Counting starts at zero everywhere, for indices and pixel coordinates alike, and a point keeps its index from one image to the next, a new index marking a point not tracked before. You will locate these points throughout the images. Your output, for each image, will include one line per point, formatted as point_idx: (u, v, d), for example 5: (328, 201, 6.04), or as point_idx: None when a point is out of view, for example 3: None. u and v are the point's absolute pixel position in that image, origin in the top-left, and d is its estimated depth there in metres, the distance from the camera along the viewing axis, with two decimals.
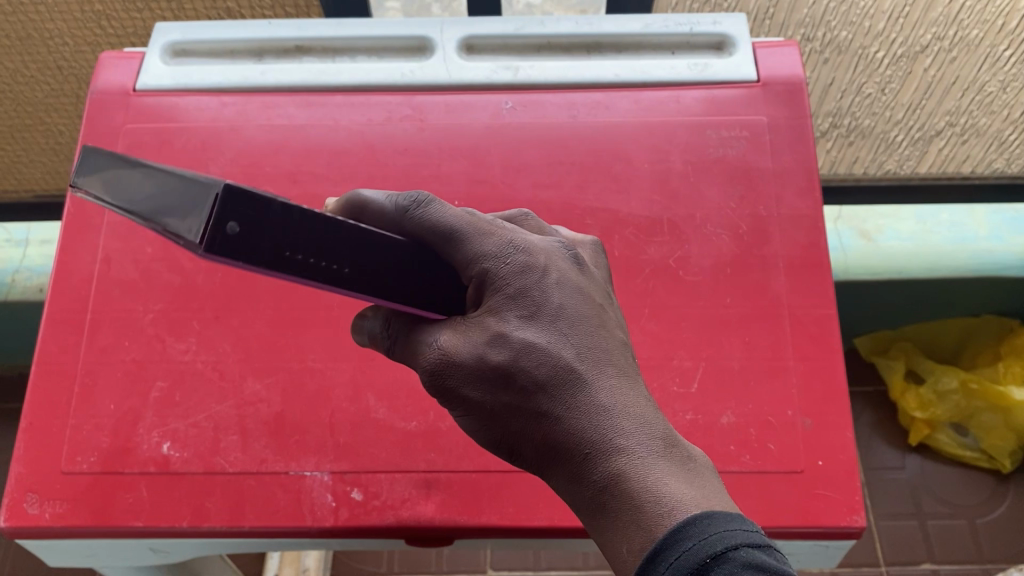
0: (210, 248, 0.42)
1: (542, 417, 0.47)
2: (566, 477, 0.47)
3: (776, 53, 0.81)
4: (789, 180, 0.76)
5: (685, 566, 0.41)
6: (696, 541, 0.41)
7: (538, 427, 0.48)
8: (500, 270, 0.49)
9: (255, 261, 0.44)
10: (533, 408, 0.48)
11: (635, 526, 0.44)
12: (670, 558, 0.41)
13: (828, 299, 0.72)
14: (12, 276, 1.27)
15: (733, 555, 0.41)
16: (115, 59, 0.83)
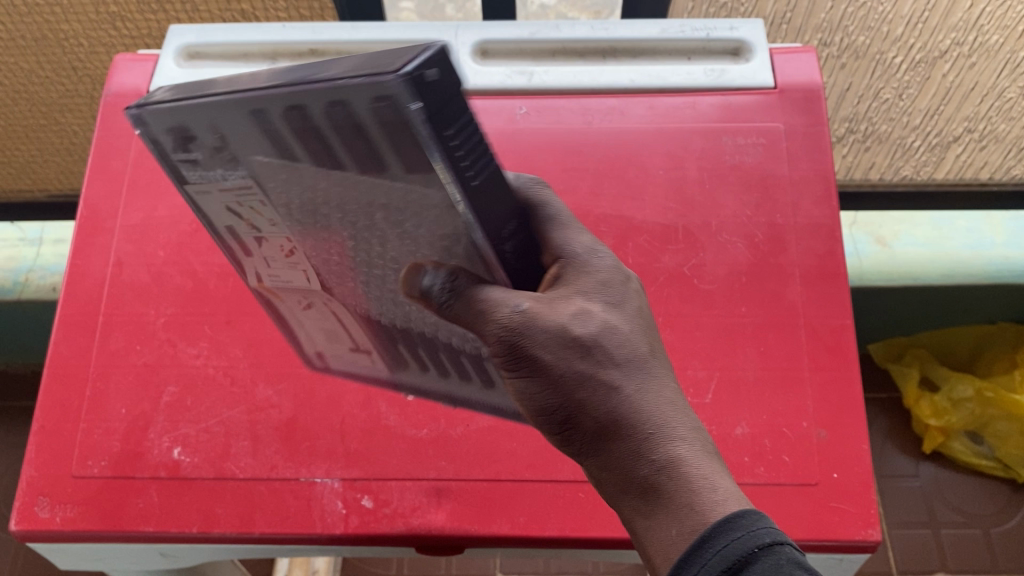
0: (403, 75, 0.37)
1: (615, 392, 0.48)
2: (624, 452, 0.48)
3: (793, 59, 0.80)
4: (806, 188, 0.75)
5: (730, 557, 0.42)
6: (742, 534, 0.43)
7: (609, 399, 0.48)
8: (592, 263, 0.52)
9: (424, 118, 0.38)
10: (607, 382, 0.48)
11: (696, 508, 0.46)
12: (720, 544, 0.43)
13: (846, 309, 0.71)
14: (26, 275, 1.28)
15: (781, 549, 0.42)
16: (129, 61, 0.84)
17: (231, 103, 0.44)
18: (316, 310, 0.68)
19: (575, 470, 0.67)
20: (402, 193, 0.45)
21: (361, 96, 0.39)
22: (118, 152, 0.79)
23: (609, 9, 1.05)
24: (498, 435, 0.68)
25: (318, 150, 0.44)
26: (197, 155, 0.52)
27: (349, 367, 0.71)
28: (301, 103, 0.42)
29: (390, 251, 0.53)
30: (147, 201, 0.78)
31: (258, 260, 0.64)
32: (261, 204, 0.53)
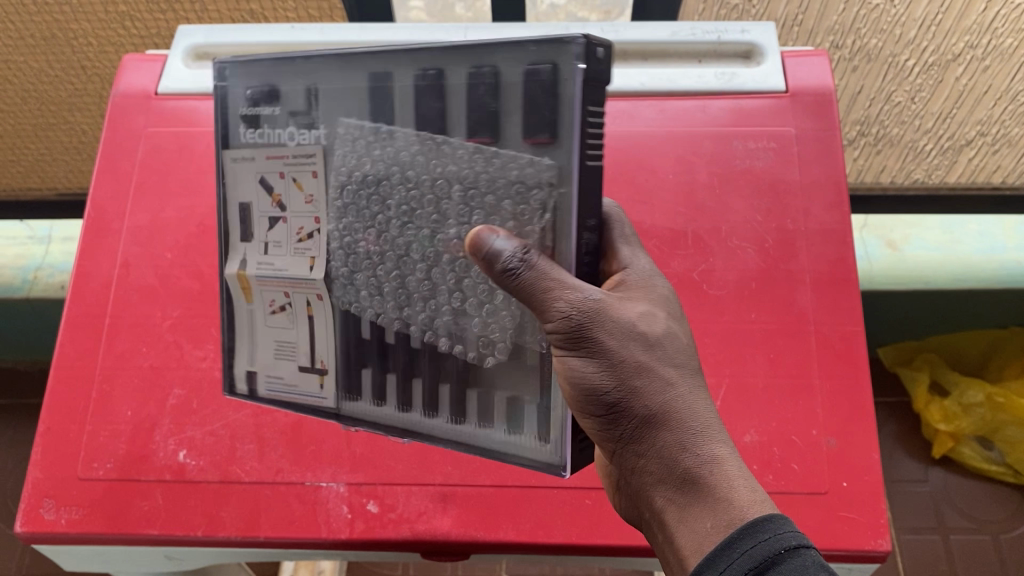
0: (588, 38, 0.45)
1: (671, 387, 0.49)
2: (669, 444, 0.49)
3: (805, 62, 0.79)
4: (817, 193, 0.74)
5: (757, 560, 0.43)
6: (769, 538, 0.43)
7: (665, 392, 0.49)
8: (654, 286, 0.55)
9: (586, 74, 0.46)
10: (664, 378, 0.49)
11: (737, 505, 0.46)
12: (748, 544, 0.43)
13: (857, 316, 0.70)
14: (35, 273, 1.29)
15: (806, 552, 0.43)
16: (137, 62, 0.83)
17: (359, 68, 0.58)
18: (287, 316, 0.65)
19: (582, 477, 0.66)
20: (480, 169, 0.54)
21: (517, 65, 0.50)
22: (126, 152, 0.79)
23: (619, 11, 1.05)
24: None
25: (429, 113, 0.56)
26: (278, 114, 0.62)
27: (278, 389, 0.66)
28: (441, 66, 0.54)
29: (422, 237, 0.59)
30: (153, 202, 0.77)
31: (257, 245, 0.65)
32: (311, 175, 0.61)
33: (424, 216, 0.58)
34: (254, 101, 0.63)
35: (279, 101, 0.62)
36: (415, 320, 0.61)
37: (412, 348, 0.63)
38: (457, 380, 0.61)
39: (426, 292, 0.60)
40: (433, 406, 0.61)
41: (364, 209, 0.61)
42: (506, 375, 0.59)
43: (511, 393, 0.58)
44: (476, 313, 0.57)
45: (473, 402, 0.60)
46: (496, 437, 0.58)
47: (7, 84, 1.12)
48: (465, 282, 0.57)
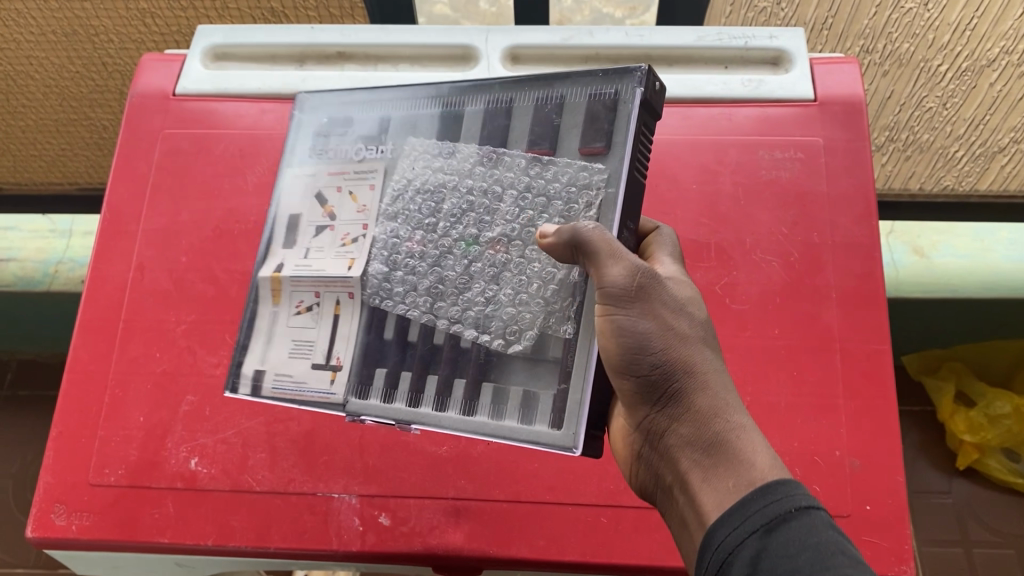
0: (652, 67, 0.55)
1: (706, 361, 0.52)
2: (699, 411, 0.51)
3: (835, 70, 0.77)
4: (845, 206, 0.72)
5: (768, 521, 0.45)
6: (779, 499, 0.45)
7: (701, 363, 0.52)
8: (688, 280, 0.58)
9: (646, 94, 0.55)
10: (700, 353, 0.52)
11: (757, 468, 0.48)
12: (759, 506, 0.46)
13: (884, 334, 0.68)
14: (55, 266, 1.28)
15: (815, 513, 0.45)
16: (156, 62, 0.82)
17: (432, 99, 0.67)
18: (311, 315, 0.65)
19: (598, 495, 0.65)
20: (533, 180, 0.61)
21: (583, 89, 0.59)
22: (143, 154, 0.79)
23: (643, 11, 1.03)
24: (518, 454, 0.66)
25: (495, 130, 0.64)
26: (348, 137, 0.69)
27: (285, 388, 0.64)
28: (513, 95, 0.63)
29: (467, 240, 0.64)
30: (169, 205, 0.77)
31: (298, 251, 0.67)
32: (368, 188, 0.67)
33: (473, 217, 0.64)
34: (324, 131, 0.70)
35: (353, 126, 0.69)
36: (444, 314, 0.63)
37: (432, 343, 0.63)
38: (474, 373, 0.60)
39: (461, 284, 0.63)
40: (444, 400, 0.60)
41: (417, 215, 0.66)
42: (526, 368, 0.58)
43: (528, 386, 0.58)
44: (507, 304, 0.60)
45: (487, 393, 0.59)
46: (508, 425, 0.57)
47: (29, 80, 1.12)
48: (501, 276, 0.62)
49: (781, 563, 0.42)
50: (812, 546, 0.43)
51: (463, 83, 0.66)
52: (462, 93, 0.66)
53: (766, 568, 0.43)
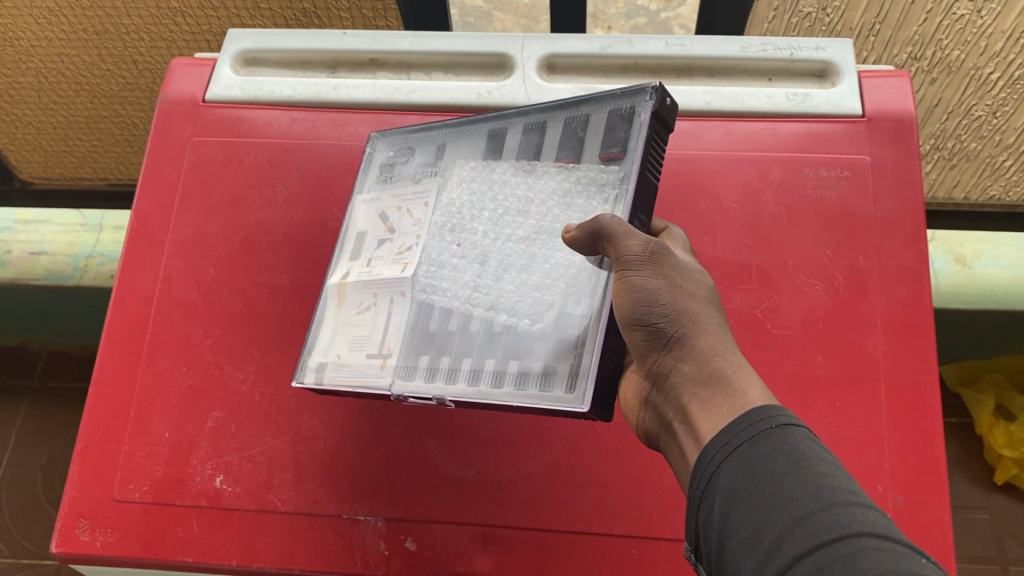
0: (661, 85, 0.56)
1: (711, 315, 0.52)
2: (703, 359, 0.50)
3: (885, 84, 0.74)
4: (893, 229, 0.69)
5: (743, 435, 0.44)
6: (756, 416, 0.45)
7: (706, 314, 0.52)
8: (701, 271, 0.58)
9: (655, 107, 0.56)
10: (706, 312, 0.52)
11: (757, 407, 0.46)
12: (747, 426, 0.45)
13: (931, 364, 0.65)
14: (85, 261, 1.25)
15: (797, 430, 0.44)
16: (186, 66, 0.81)
17: (481, 126, 0.68)
18: (369, 314, 0.64)
19: (629, 525, 0.63)
20: (561, 183, 0.61)
21: (604, 105, 0.61)
22: (172, 162, 0.78)
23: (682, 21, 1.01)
24: (548, 481, 0.65)
25: (529, 146, 0.65)
26: (410, 163, 0.70)
27: (342, 377, 0.62)
28: (545, 119, 0.64)
29: (503, 239, 0.63)
30: (197, 215, 0.76)
31: (360, 262, 0.67)
32: (423, 205, 0.67)
33: (509, 218, 0.63)
34: (390, 162, 0.71)
35: (413, 154, 0.70)
36: (479, 300, 0.61)
37: (469, 330, 0.61)
38: (503, 352, 0.58)
39: (496, 276, 0.62)
40: (475, 377, 0.58)
41: (453, 222, 0.65)
42: (549, 346, 0.56)
43: (549, 360, 0.56)
44: (537, 288, 0.59)
45: (514, 370, 0.57)
46: (528, 393, 0.55)
47: (60, 77, 1.11)
48: (531, 266, 0.61)
49: (760, 473, 0.42)
50: (782, 455, 0.43)
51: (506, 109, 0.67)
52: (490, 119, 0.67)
53: (745, 478, 0.43)
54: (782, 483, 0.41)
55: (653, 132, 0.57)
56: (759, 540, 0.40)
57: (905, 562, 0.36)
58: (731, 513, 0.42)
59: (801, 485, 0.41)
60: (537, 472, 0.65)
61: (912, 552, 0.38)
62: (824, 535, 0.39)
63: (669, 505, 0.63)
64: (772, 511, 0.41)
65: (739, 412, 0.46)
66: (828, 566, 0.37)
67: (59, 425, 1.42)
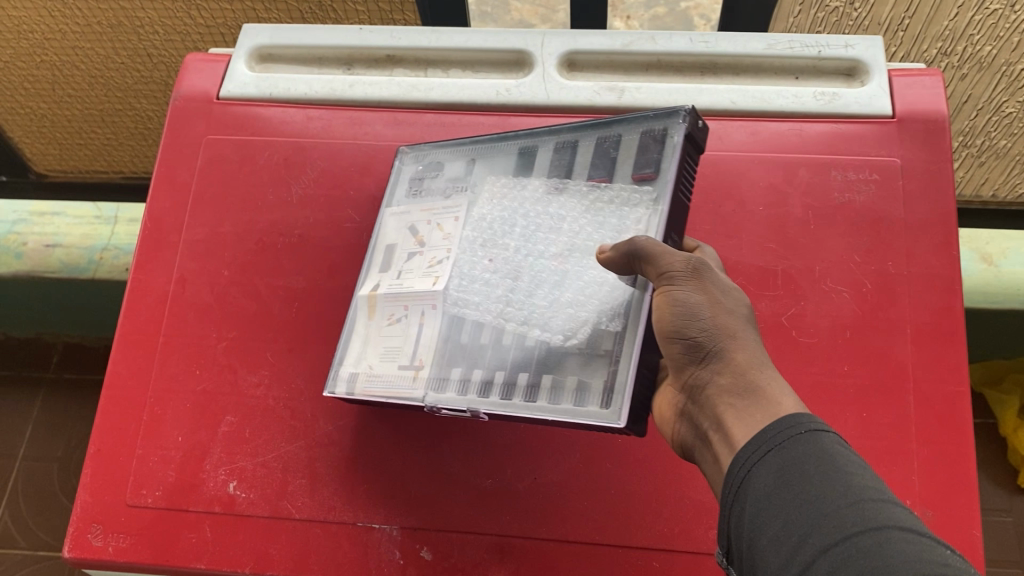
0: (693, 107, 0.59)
1: (751, 332, 0.50)
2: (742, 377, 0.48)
3: (916, 83, 0.72)
4: (923, 233, 0.67)
5: (767, 436, 0.44)
6: (787, 422, 0.44)
7: (746, 331, 0.50)
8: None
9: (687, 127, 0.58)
10: (745, 329, 0.50)
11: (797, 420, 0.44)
12: (780, 434, 0.44)
13: (962, 375, 0.63)
14: (100, 253, 1.25)
15: (829, 433, 0.44)
16: (200, 62, 0.80)
17: (510, 143, 0.68)
18: (401, 326, 0.63)
19: (649, 537, 0.62)
20: (594, 201, 0.62)
21: (636, 126, 0.62)
22: (187, 161, 0.77)
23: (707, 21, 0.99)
24: (568, 492, 0.64)
25: (560, 164, 0.65)
26: (439, 178, 0.70)
27: (374, 388, 0.61)
28: (575, 139, 0.66)
29: (536, 255, 0.63)
30: (211, 215, 0.74)
31: (390, 275, 0.66)
32: (453, 219, 0.66)
33: (542, 235, 0.63)
34: (419, 175, 0.71)
35: (442, 168, 0.70)
36: (511, 314, 0.61)
37: (501, 344, 0.60)
38: (537, 366, 0.58)
39: (528, 291, 0.61)
40: (508, 391, 0.58)
41: (485, 236, 0.65)
42: (582, 362, 0.57)
43: (582, 376, 0.56)
44: (569, 304, 0.59)
45: (547, 385, 0.57)
46: (562, 408, 0.55)
47: (75, 70, 1.10)
48: (564, 282, 0.61)
49: (791, 474, 0.42)
50: (805, 453, 0.42)
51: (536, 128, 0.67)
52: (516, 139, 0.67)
53: (775, 478, 0.42)
54: (808, 480, 0.41)
55: (686, 154, 0.59)
56: (787, 536, 0.40)
57: (933, 556, 0.37)
58: (760, 512, 0.42)
59: (826, 480, 0.41)
60: (557, 482, 0.64)
61: (936, 544, 0.38)
62: (853, 529, 0.39)
63: (691, 517, 0.62)
64: (798, 505, 0.41)
65: (774, 420, 0.45)
66: (860, 560, 0.37)
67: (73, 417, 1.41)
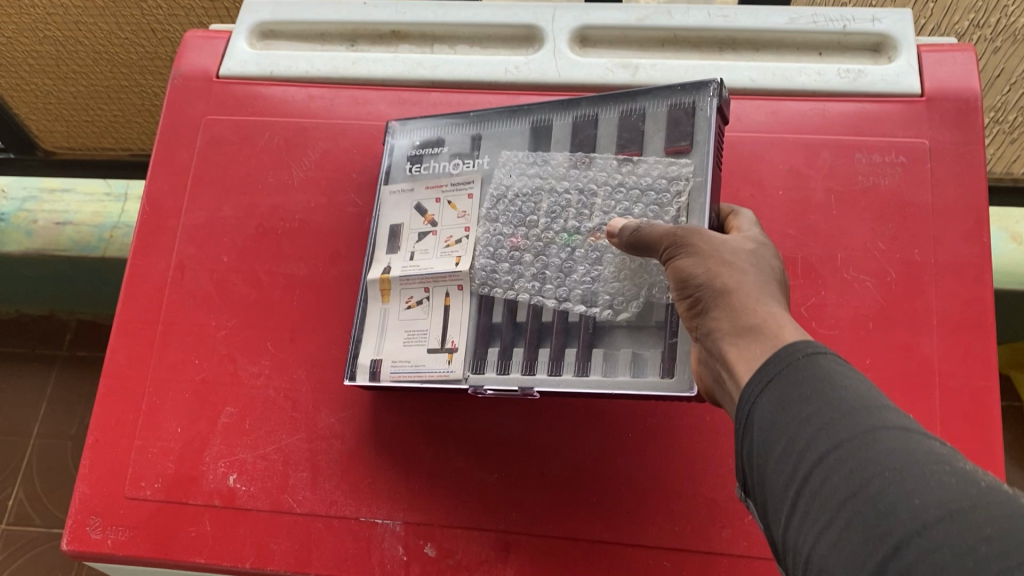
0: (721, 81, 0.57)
1: (759, 273, 0.47)
2: (740, 319, 0.45)
3: (947, 60, 0.68)
4: (952, 219, 0.64)
5: (766, 367, 0.42)
6: (784, 350, 0.41)
7: (751, 272, 0.47)
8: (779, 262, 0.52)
9: (719, 102, 0.57)
10: (747, 270, 0.47)
11: (793, 355, 0.41)
12: (778, 371, 0.41)
13: (992, 368, 0.60)
14: (110, 232, 1.26)
15: (826, 353, 0.41)
16: (200, 40, 0.78)
17: (521, 116, 0.65)
18: (423, 309, 0.61)
19: (661, 536, 0.59)
20: (623, 177, 0.60)
21: (661, 99, 0.60)
22: (185, 143, 0.74)
23: None
24: (575, 484, 0.62)
25: (579, 138, 0.63)
26: (441, 154, 0.66)
27: (403, 373, 0.59)
28: (597, 111, 0.63)
29: (568, 231, 0.61)
30: (211, 199, 0.72)
31: (402, 255, 0.63)
32: (467, 196, 0.64)
33: (573, 211, 0.62)
34: (418, 151, 0.67)
35: (444, 144, 0.66)
36: (548, 291, 0.60)
37: (542, 321, 0.59)
38: (585, 341, 0.58)
39: (565, 268, 0.60)
40: (556, 366, 0.58)
41: (510, 215, 0.63)
42: (632, 334, 0.57)
43: (635, 347, 0.56)
44: (613, 277, 0.58)
45: (598, 359, 0.57)
46: (621, 380, 0.55)
47: (79, 46, 1.07)
48: (603, 257, 0.59)
49: (788, 398, 0.40)
50: (800, 376, 0.40)
51: (549, 102, 0.65)
52: (534, 113, 0.65)
53: (774, 407, 0.40)
54: (806, 402, 0.39)
55: (718, 125, 0.57)
56: (789, 455, 0.38)
57: (918, 449, 0.35)
58: (766, 441, 0.40)
59: (818, 396, 0.39)
60: (563, 477, 0.62)
61: (924, 436, 0.36)
62: (841, 438, 0.37)
63: (704, 516, 0.59)
64: (793, 425, 0.39)
65: (771, 352, 0.42)
66: (848, 468, 0.36)
67: (72, 394, 1.36)
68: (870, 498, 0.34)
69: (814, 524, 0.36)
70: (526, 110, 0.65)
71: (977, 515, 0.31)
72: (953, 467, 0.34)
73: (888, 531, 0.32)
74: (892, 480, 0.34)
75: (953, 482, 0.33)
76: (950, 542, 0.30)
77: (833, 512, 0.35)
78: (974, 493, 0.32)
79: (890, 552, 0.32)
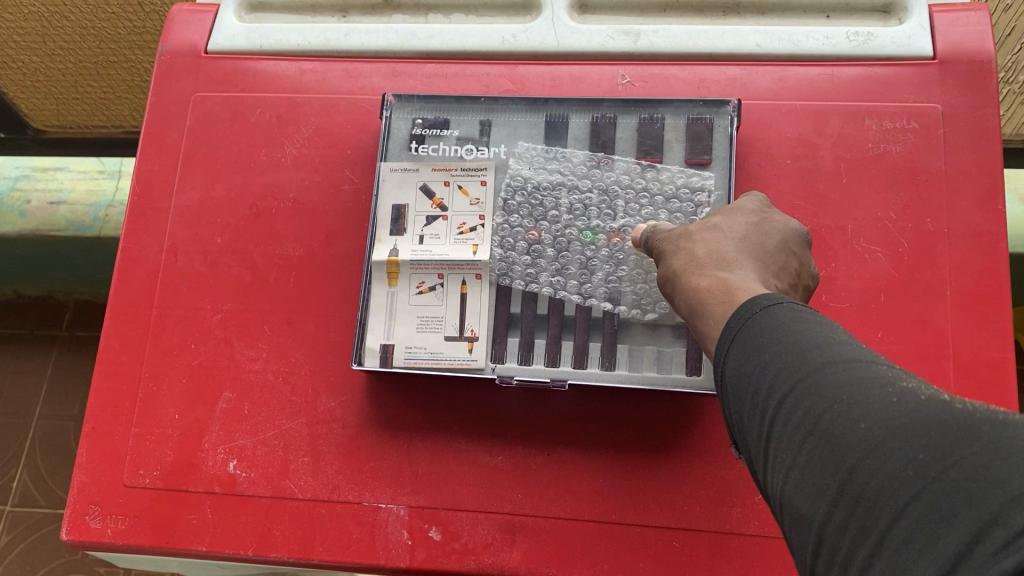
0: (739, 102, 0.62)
1: (713, 242, 0.46)
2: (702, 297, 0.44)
3: (959, 20, 0.66)
4: (966, 187, 0.62)
5: (728, 326, 0.40)
6: (742, 309, 0.40)
7: (699, 247, 0.47)
8: (772, 212, 0.49)
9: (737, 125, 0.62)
10: (703, 246, 0.47)
11: (752, 315, 0.39)
12: (735, 330, 0.39)
13: (1006, 340, 0.58)
14: (105, 211, 1.25)
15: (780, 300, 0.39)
16: (186, 14, 0.75)
17: (539, 109, 0.64)
18: (436, 295, 0.61)
19: (670, 515, 0.58)
20: (647, 183, 0.62)
21: (681, 111, 0.63)
22: (174, 121, 0.72)
23: None
24: (581, 464, 0.60)
25: (599, 138, 0.63)
26: (448, 136, 0.64)
27: (420, 360, 0.59)
28: (617, 115, 0.64)
29: (587, 229, 0.62)
30: (202, 179, 0.70)
31: (408, 239, 0.62)
32: (479, 183, 0.63)
33: (595, 211, 0.62)
34: (421, 129, 0.65)
35: (451, 126, 0.64)
36: (570, 287, 0.61)
37: (565, 315, 0.60)
38: (609, 337, 0.59)
39: (587, 266, 0.61)
40: (580, 358, 0.59)
41: (528, 208, 0.63)
42: (654, 333, 0.59)
43: (658, 346, 0.59)
44: (640, 279, 0.60)
45: (623, 355, 0.59)
46: (648, 377, 0.58)
47: (65, 20, 1.03)
48: (624, 258, 0.61)
49: (747, 349, 0.38)
50: (758, 327, 0.38)
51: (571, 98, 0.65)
52: (557, 111, 0.64)
53: (738, 362, 0.38)
54: (764, 351, 0.37)
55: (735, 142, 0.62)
56: (757, 404, 0.37)
57: (865, 375, 0.34)
58: (738, 395, 0.38)
59: (773, 344, 0.37)
60: (566, 458, 0.61)
61: (874, 363, 0.35)
62: (796, 378, 0.35)
63: (714, 494, 0.58)
64: (757, 375, 0.37)
65: (732, 312, 0.41)
66: (805, 406, 0.34)
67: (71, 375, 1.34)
68: (824, 432, 0.33)
69: (780, 467, 0.34)
70: (551, 105, 0.64)
71: (918, 427, 0.30)
72: (897, 386, 0.33)
73: (841, 459, 0.31)
74: (840, 410, 0.33)
75: (896, 399, 0.32)
76: (894, 458, 0.29)
77: (797, 451, 0.34)
78: (914, 407, 0.31)
79: (845, 479, 0.31)
